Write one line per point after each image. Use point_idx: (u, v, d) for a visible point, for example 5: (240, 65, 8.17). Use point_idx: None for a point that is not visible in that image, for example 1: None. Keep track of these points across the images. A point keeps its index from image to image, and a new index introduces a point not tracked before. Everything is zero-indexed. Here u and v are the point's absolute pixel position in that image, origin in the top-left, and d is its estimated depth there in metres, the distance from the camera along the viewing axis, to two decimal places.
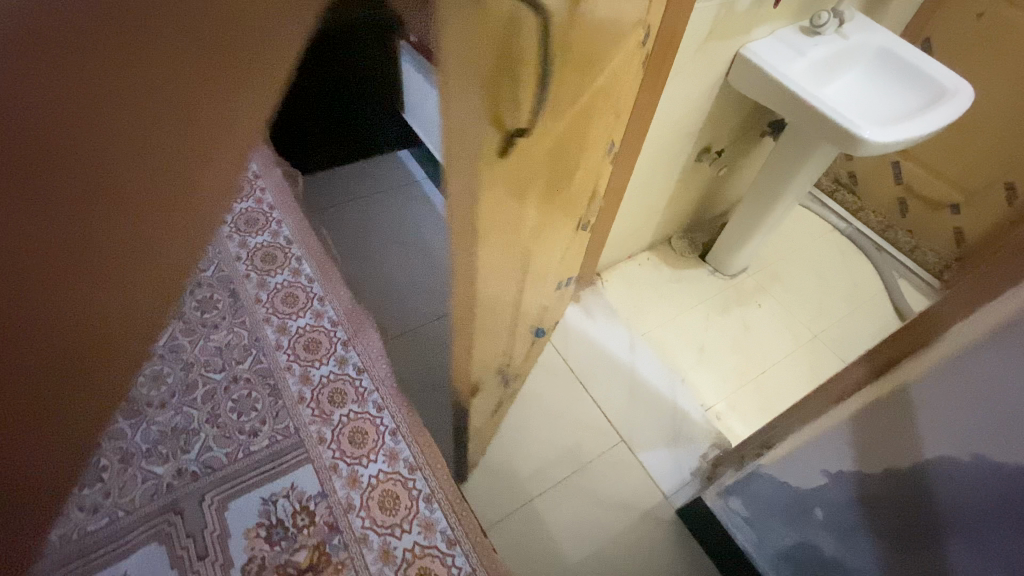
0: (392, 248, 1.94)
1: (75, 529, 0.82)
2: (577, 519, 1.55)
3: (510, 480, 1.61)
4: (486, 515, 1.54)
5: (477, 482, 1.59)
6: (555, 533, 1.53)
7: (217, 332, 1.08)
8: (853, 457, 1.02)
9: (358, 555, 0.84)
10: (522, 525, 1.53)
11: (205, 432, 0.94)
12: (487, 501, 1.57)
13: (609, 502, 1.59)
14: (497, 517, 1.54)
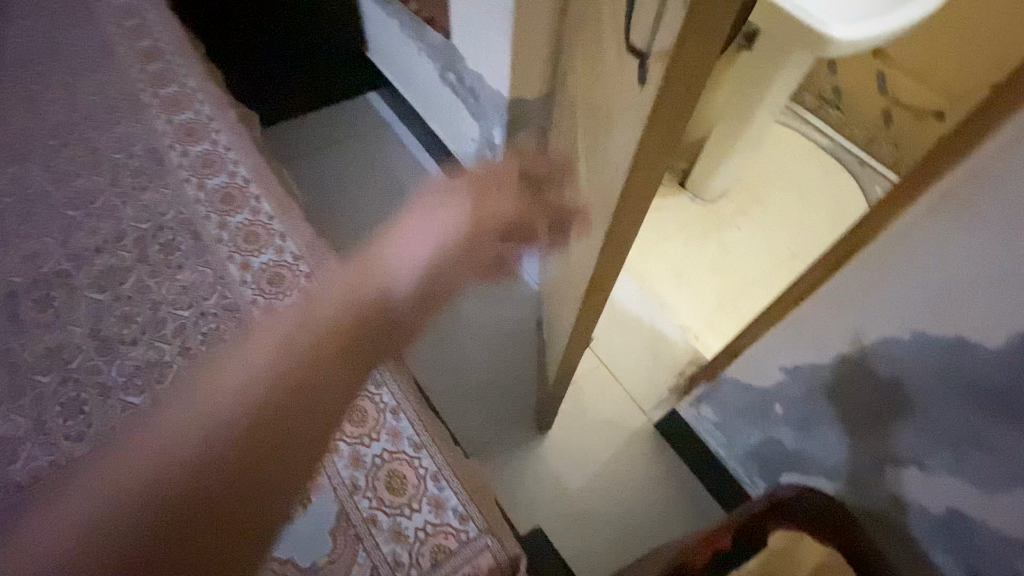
0: (379, 199, 1.96)
1: (65, 456, 0.87)
2: (562, 437, 1.59)
3: (492, 409, 1.62)
4: (472, 441, 1.56)
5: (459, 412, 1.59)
6: (541, 454, 1.56)
7: (182, 272, 1.09)
8: (805, 350, 1.05)
9: (329, 463, 0.87)
10: (507, 447, 1.56)
11: (177, 364, 0.97)
12: (470, 428, 1.59)
13: (592, 420, 1.63)
14: (483, 442, 1.56)
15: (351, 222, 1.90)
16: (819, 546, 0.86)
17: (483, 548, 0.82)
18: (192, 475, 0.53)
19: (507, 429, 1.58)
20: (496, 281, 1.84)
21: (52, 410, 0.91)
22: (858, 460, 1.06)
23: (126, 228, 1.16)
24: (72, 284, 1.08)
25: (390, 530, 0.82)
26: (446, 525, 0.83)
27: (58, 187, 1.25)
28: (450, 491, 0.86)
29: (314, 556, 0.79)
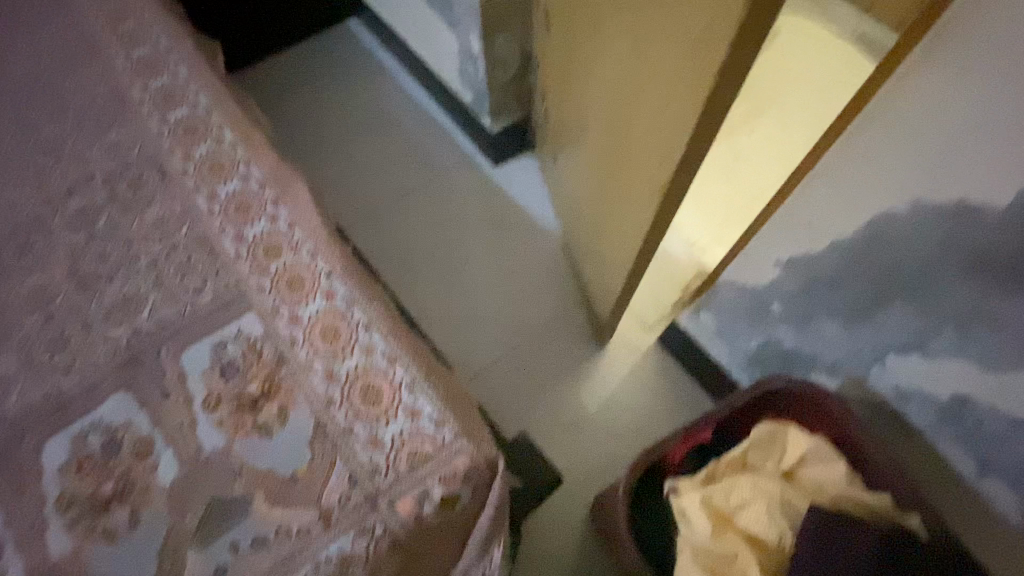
0: (364, 130, 1.85)
1: (54, 389, 0.89)
2: (562, 362, 1.50)
3: (487, 335, 1.55)
4: (466, 369, 1.50)
5: (452, 340, 1.54)
6: (540, 379, 1.49)
7: (152, 207, 1.07)
8: (799, 238, 0.98)
9: (304, 380, 0.88)
10: (503, 374, 1.50)
11: (152, 296, 0.97)
12: (464, 357, 1.52)
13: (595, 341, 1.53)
14: (477, 369, 1.50)
15: (333, 157, 1.80)
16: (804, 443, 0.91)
17: (459, 451, 0.82)
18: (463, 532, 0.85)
19: (510, 358, 1.52)
20: (491, 204, 1.73)
21: (38, 347, 0.93)
22: (858, 353, 1.00)
23: (93, 168, 1.13)
24: (45, 226, 1.06)
25: (367, 439, 0.83)
26: (422, 432, 0.83)
27: (25, 133, 1.18)
28: (425, 399, 0.85)
29: (294, 466, 0.81)
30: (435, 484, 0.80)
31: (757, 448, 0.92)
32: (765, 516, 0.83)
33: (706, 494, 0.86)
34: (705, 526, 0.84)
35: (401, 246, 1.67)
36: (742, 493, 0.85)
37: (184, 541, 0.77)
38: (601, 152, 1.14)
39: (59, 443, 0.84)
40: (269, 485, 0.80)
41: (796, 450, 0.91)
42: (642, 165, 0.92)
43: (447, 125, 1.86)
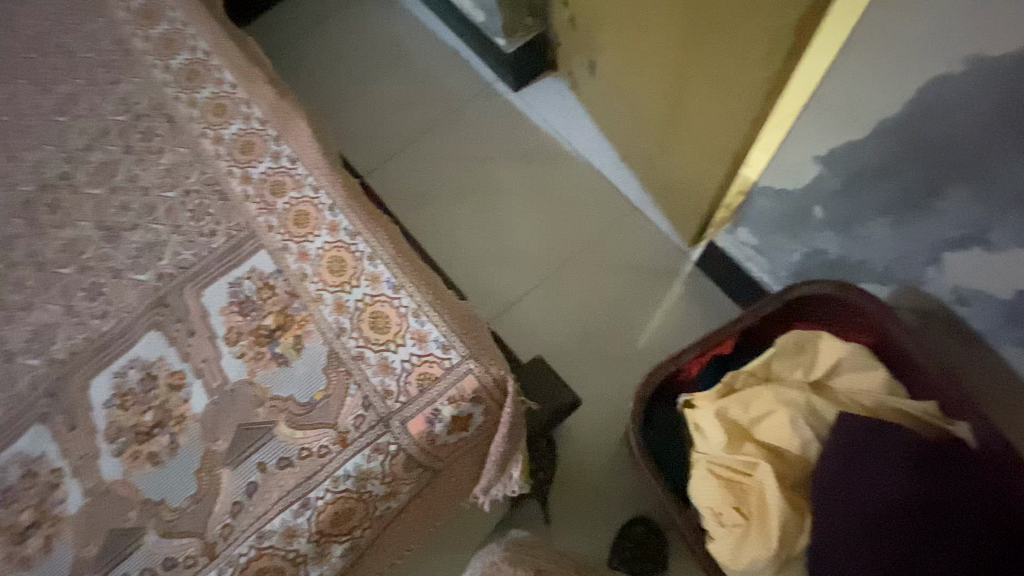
0: (376, 67, 1.78)
1: (94, 332, 0.96)
2: (590, 292, 1.45)
3: (510, 271, 1.50)
4: (489, 308, 1.46)
5: (474, 279, 1.50)
6: (567, 312, 1.43)
7: (163, 155, 1.09)
8: (839, 125, 0.86)
9: (316, 312, 0.89)
10: (527, 311, 1.45)
11: (171, 241, 1.00)
12: (487, 296, 1.48)
13: (627, 268, 1.46)
14: (500, 308, 1.46)
15: (346, 104, 1.74)
16: (837, 346, 0.89)
17: (467, 372, 0.81)
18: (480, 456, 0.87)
19: (536, 292, 1.47)
20: (513, 137, 1.64)
21: (78, 295, 1.00)
22: (913, 253, 0.88)
23: (108, 123, 1.15)
24: (72, 183, 1.11)
25: (378, 364, 0.84)
26: (430, 355, 0.83)
27: (45, 96, 1.21)
28: (432, 323, 0.85)
29: (311, 392, 0.84)
30: (445, 405, 0.80)
31: (783, 359, 0.90)
32: (788, 425, 0.82)
33: (724, 406, 0.85)
34: (723, 438, 0.84)
35: (422, 192, 1.61)
36: (764, 404, 0.85)
37: (217, 463, 0.82)
38: (659, 52, 1.09)
39: (104, 380, 0.91)
40: (290, 411, 0.83)
41: (826, 362, 0.89)
42: (741, 40, 0.87)
43: (463, 53, 1.76)
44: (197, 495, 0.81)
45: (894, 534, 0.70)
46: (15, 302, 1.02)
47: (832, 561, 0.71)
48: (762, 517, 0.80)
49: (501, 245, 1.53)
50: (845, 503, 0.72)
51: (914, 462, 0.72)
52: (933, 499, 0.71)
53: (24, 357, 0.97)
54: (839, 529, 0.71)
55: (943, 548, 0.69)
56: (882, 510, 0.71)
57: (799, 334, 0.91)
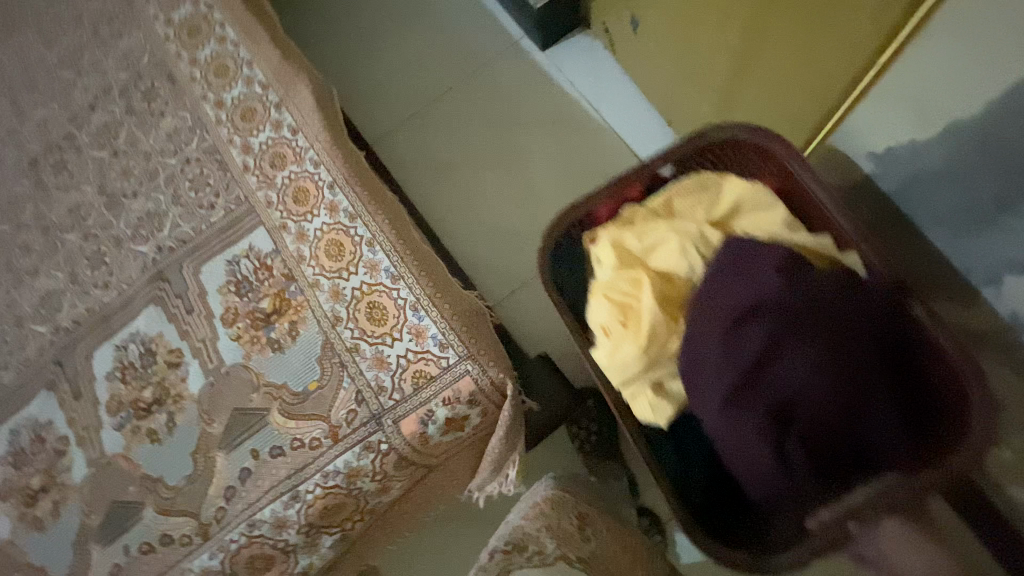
0: (398, 19, 1.66)
1: (97, 303, 0.95)
2: None
3: (522, 252, 1.43)
4: (496, 290, 1.41)
5: (484, 258, 1.44)
6: None
7: (165, 119, 1.04)
8: (902, 125, 0.73)
9: (312, 297, 0.85)
10: (537, 295, 1.39)
11: (172, 212, 0.97)
12: (495, 278, 1.42)
13: None
14: (508, 291, 1.41)
15: (363, 61, 1.64)
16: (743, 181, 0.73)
17: (464, 373, 0.77)
18: (471, 455, 0.84)
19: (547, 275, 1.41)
20: (536, 103, 1.52)
21: (82, 264, 0.99)
22: (962, 272, 0.74)
23: (110, 81, 1.10)
24: (76, 144, 1.08)
25: (372, 357, 0.80)
26: (427, 353, 0.79)
27: (51, 49, 1.16)
28: (430, 319, 0.81)
29: (305, 381, 0.82)
30: (439, 406, 0.77)
31: (685, 195, 0.74)
32: (679, 252, 0.70)
33: (618, 233, 0.72)
34: (613, 260, 0.72)
35: (437, 157, 1.54)
36: (659, 232, 0.71)
37: (212, 445, 0.82)
38: (725, 18, 0.95)
39: (107, 352, 0.91)
40: (284, 400, 0.81)
41: (731, 198, 0.73)
42: (822, 28, 0.75)
43: (490, 6, 1.62)
44: (193, 475, 0.82)
45: (755, 335, 0.58)
46: (25, 266, 1.02)
47: (695, 370, 0.63)
48: (641, 339, 0.68)
49: (516, 223, 1.45)
50: (705, 318, 0.62)
51: (787, 268, 0.61)
52: (808, 300, 0.59)
53: (33, 324, 0.97)
54: (699, 340, 0.62)
55: (813, 354, 0.57)
56: (744, 314, 0.60)
57: (708, 176, 0.74)
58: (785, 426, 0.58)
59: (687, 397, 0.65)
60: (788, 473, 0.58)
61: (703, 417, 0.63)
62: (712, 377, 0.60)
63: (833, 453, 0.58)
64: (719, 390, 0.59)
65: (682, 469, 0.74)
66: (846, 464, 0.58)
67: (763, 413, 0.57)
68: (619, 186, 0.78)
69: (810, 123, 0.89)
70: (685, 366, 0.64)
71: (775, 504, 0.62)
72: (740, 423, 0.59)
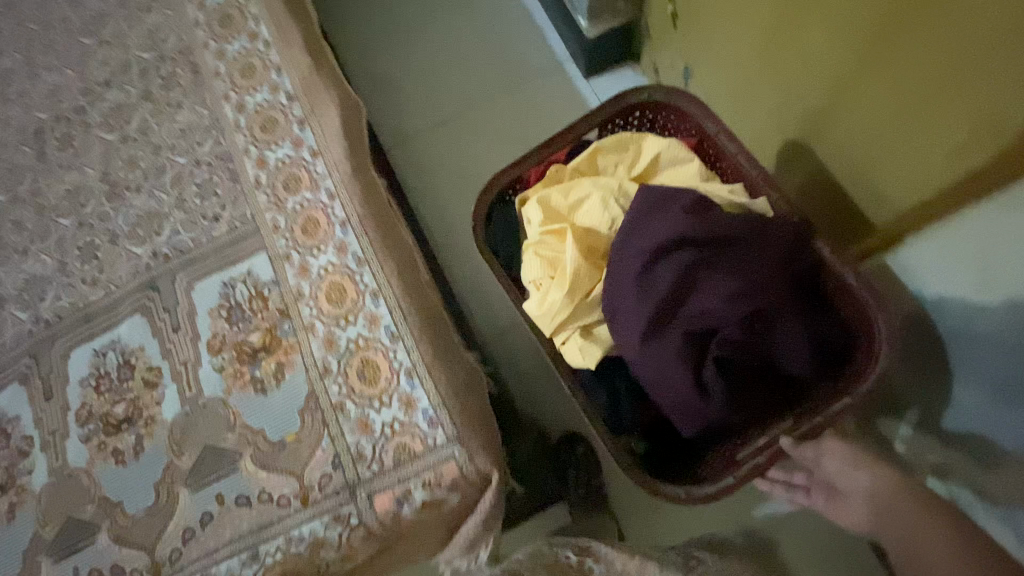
0: (443, 20, 1.58)
1: (82, 300, 0.90)
2: None
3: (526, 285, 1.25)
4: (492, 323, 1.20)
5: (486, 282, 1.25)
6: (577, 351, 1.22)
7: (181, 112, 0.98)
8: (962, 277, 0.66)
9: (305, 341, 0.81)
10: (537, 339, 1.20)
11: (173, 216, 0.92)
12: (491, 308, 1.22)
13: None
14: (503, 325, 1.20)
15: (395, 61, 1.55)
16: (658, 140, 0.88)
17: (450, 458, 0.73)
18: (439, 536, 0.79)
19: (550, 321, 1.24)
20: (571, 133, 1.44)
21: (72, 253, 0.94)
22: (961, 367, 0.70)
23: (131, 58, 1.04)
24: (85, 121, 1.02)
25: (357, 420, 0.76)
26: (414, 427, 0.75)
27: (76, 12, 1.10)
28: (423, 391, 0.76)
29: (283, 432, 0.77)
30: (418, 488, 0.72)
31: (608, 153, 0.90)
32: (601, 206, 0.84)
33: (545, 194, 0.85)
34: (540, 217, 0.85)
35: (465, 176, 1.40)
36: (580, 189, 0.85)
37: (177, 479, 0.78)
38: (787, 108, 0.90)
39: (84, 356, 0.87)
40: (258, 446, 0.77)
41: (647, 154, 0.88)
42: (886, 157, 0.72)
43: (539, 19, 1.54)
44: (153, 508, 0.78)
45: (664, 271, 0.71)
46: (13, 244, 0.97)
47: (619, 305, 0.75)
48: (563, 284, 0.80)
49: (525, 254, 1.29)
50: (626, 263, 0.75)
51: (690, 214, 0.74)
52: (702, 232, 0.72)
53: (14, 308, 0.93)
54: (621, 280, 0.75)
55: (707, 269, 0.71)
56: (656, 254, 0.72)
57: (623, 136, 0.90)
58: (700, 348, 0.71)
59: (614, 334, 0.77)
60: (704, 392, 0.70)
61: (626, 350, 0.75)
62: (631, 311, 0.73)
63: (743, 368, 0.70)
64: (640, 324, 0.72)
65: (614, 414, 0.83)
66: (741, 368, 0.70)
67: (667, 327, 0.71)
68: (546, 148, 0.93)
69: (856, 233, 0.83)
70: (611, 310, 0.76)
71: (691, 416, 0.73)
72: (652, 345, 0.71)
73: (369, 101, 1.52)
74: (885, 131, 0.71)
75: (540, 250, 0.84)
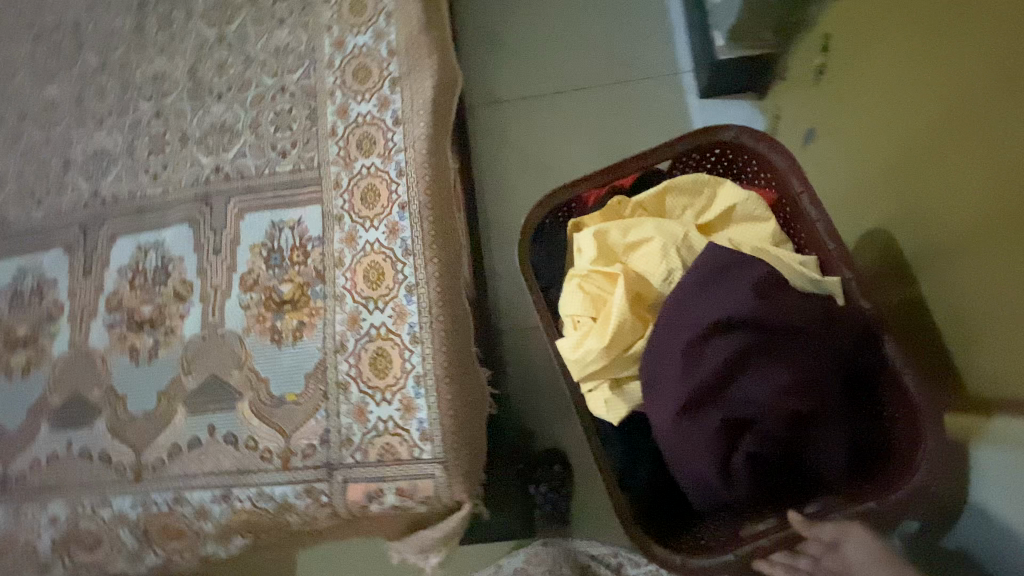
0: None
1: (140, 190, 0.91)
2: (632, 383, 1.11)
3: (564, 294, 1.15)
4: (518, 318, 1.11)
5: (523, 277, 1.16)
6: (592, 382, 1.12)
7: (281, 29, 0.94)
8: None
9: (331, 309, 0.80)
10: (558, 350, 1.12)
11: (245, 137, 0.90)
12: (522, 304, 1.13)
13: None
14: (529, 326, 1.11)
15: (509, 13, 1.42)
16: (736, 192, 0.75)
17: (429, 475, 0.73)
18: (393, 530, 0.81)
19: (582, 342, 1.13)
20: None
21: (143, 140, 0.94)
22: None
23: None
24: (189, 6, 0.99)
25: (355, 406, 0.76)
26: (406, 433, 0.75)
27: None
28: (426, 402, 0.75)
29: (285, 390, 0.79)
30: (391, 492, 0.73)
31: (678, 192, 0.78)
32: (660, 254, 0.72)
33: (603, 226, 0.74)
34: (592, 251, 0.74)
35: (537, 166, 1.32)
36: (643, 230, 0.74)
37: (178, 396, 0.81)
38: (892, 196, 0.77)
39: (128, 246, 0.89)
40: (259, 394, 0.79)
41: (721, 203, 0.76)
42: (971, 320, 0.62)
43: (674, 19, 1.36)
44: (150, 413, 0.81)
45: (716, 351, 0.62)
46: (91, 111, 0.97)
47: (657, 369, 0.66)
48: (600, 332, 0.70)
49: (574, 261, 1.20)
50: (675, 327, 0.65)
51: (761, 288, 0.63)
52: (768, 315, 0.62)
53: (77, 176, 0.95)
54: (664, 345, 0.66)
55: (763, 359, 0.61)
56: (709, 329, 0.63)
57: (699, 177, 0.77)
58: (735, 437, 0.61)
59: (646, 396, 0.68)
60: (728, 486, 0.62)
61: (654, 417, 0.66)
62: (670, 382, 0.64)
63: (774, 467, 0.62)
64: (675, 398, 0.63)
65: (629, 474, 0.74)
66: (774, 468, 0.61)
67: (704, 410, 0.62)
68: (614, 170, 0.80)
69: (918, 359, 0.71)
70: (650, 375, 0.67)
71: (707, 498, 0.65)
72: (683, 423, 0.62)
73: (472, 49, 1.42)
74: (981, 295, 0.60)
75: (588, 286, 0.74)
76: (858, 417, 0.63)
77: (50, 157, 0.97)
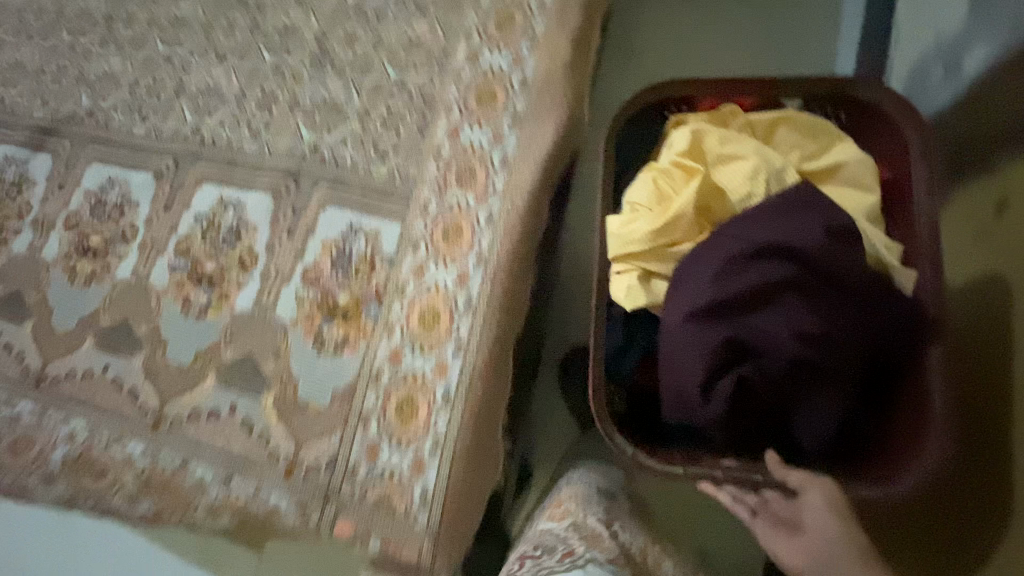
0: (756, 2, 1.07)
1: (237, 142, 0.90)
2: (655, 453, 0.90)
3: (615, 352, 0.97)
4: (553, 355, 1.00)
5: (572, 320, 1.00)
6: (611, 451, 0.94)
7: (421, 22, 0.88)
8: None
9: (379, 334, 0.78)
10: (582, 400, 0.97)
11: (351, 124, 0.87)
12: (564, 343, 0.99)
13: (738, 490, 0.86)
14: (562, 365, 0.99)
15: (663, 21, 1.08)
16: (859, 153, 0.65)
17: (416, 541, 0.71)
18: None
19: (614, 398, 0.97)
20: None
21: (254, 91, 0.92)
22: None
23: None
24: None
25: (370, 442, 0.75)
26: (407, 490, 0.73)
27: None
28: (436, 469, 0.71)
29: (311, 397, 0.78)
30: (375, 541, 0.73)
31: (794, 128, 0.66)
32: (749, 173, 0.62)
33: (704, 126, 0.66)
34: (683, 144, 0.66)
35: None
36: (742, 145, 0.64)
37: (213, 362, 0.82)
38: None
39: (211, 194, 0.89)
40: (287, 391, 0.79)
41: (835, 156, 0.65)
42: None
43: None
44: (184, 368, 0.83)
45: (753, 273, 0.55)
46: (216, 44, 0.95)
47: (685, 274, 0.59)
48: (654, 230, 0.62)
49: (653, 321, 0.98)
50: (724, 239, 0.58)
51: (834, 232, 0.56)
52: (825, 255, 0.54)
53: (184, 106, 0.94)
54: (703, 255, 0.58)
55: (798, 300, 0.54)
56: (757, 250, 0.56)
57: (820, 122, 0.66)
58: (733, 361, 0.55)
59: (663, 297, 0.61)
60: (705, 407, 0.55)
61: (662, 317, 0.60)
62: (696, 284, 0.57)
63: (761, 405, 0.55)
64: (695, 298, 0.56)
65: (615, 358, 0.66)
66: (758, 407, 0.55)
67: (716, 323, 0.55)
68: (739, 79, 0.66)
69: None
70: (681, 270, 0.60)
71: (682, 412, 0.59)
72: (690, 329, 0.56)
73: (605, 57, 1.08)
74: None
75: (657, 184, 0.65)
76: (859, 402, 0.57)
77: (166, 76, 0.96)
